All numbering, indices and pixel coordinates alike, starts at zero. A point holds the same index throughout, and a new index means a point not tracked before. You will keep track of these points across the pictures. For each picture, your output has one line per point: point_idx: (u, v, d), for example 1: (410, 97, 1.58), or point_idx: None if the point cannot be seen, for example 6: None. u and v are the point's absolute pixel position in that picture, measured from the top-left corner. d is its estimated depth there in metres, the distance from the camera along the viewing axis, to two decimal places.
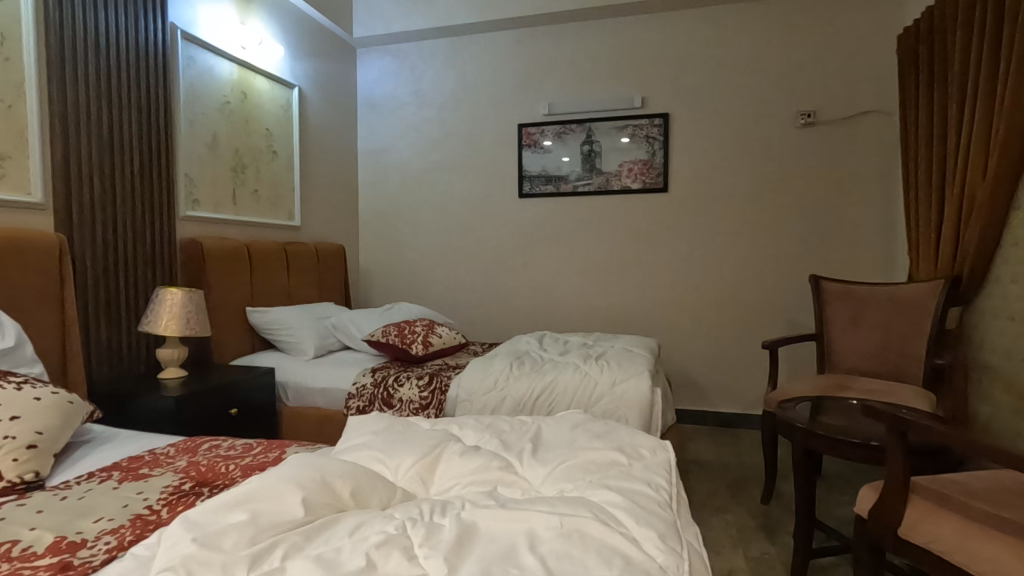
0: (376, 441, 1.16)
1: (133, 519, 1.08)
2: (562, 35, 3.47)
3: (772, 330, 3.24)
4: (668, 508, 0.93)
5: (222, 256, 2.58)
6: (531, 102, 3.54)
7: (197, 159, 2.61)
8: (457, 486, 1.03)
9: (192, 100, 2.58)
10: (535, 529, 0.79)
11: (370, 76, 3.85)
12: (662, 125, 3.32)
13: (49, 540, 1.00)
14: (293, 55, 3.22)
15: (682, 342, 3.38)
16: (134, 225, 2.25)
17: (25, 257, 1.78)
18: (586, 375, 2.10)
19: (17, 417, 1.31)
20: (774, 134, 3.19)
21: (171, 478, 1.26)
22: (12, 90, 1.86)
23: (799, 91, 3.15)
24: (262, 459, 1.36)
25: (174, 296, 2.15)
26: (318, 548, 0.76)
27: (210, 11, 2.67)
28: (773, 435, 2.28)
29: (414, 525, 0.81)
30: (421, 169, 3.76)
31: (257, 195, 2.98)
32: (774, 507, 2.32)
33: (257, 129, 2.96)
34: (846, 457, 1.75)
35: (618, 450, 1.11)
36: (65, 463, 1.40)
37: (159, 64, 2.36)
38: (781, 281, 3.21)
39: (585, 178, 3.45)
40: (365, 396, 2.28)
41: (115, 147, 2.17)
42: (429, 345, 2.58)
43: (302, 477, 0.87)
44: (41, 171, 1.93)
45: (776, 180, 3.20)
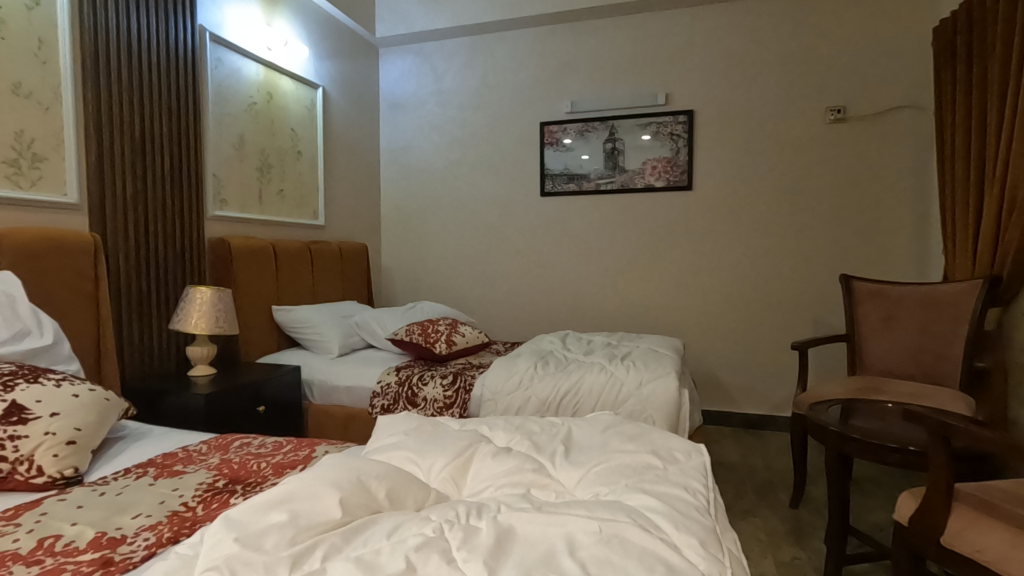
0: (407, 441, 1.16)
1: (170, 516, 1.10)
2: (586, 32, 3.44)
3: (800, 330, 3.18)
4: (707, 514, 0.91)
5: (249, 255, 2.60)
6: (553, 100, 3.52)
7: (224, 159, 2.64)
8: (491, 488, 1.03)
9: (220, 101, 2.61)
10: (574, 534, 0.78)
11: (392, 75, 3.86)
12: (686, 123, 3.27)
13: (91, 535, 1.02)
14: (317, 56, 3.25)
15: (707, 343, 3.33)
16: (165, 226, 2.29)
17: (62, 257, 1.83)
18: (612, 375, 2.08)
19: (57, 413, 1.34)
20: (802, 130, 3.13)
21: (205, 475, 1.28)
22: (49, 92, 1.90)
23: (828, 86, 3.08)
24: (292, 457, 1.38)
25: (203, 295, 2.18)
26: (358, 549, 0.75)
27: (238, 12, 2.70)
28: (803, 438, 2.23)
29: (451, 528, 0.80)
30: (443, 168, 3.77)
31: (282, 194, 3.02)
32: (803, 511, 2.27)
33: (283, 129, 3.00)
34: (883, 462, 1.70)
35: (652, 453, 1.09)
36: (102, 459, 1.43)
37: (188, 65, 2.40)
38: (809, 281, 3.15)
39: (608, 176, 3.43)
40: (390, 395, 2.29)
41: (147, 148, 2.21)
42: (452, 344, 2.58)
43: (339, 478, 0.87)
44: (76, 171, 1.97)
45: (805, 178, 3.14)
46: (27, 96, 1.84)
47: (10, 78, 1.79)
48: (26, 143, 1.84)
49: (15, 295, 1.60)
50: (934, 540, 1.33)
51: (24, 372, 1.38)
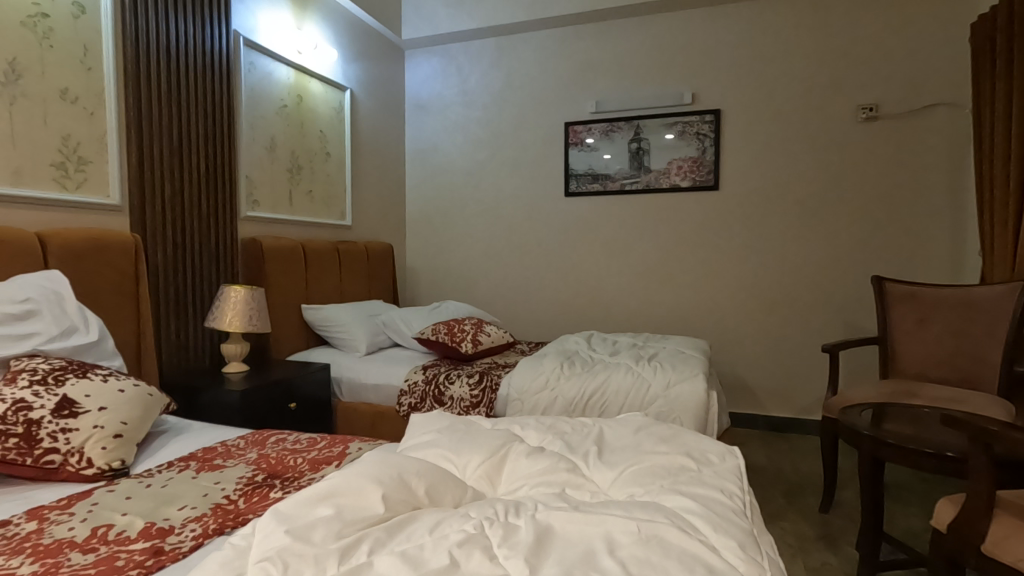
0: (442, 439, 1.18)
1: (214, 508, 1.14)
2: (611, 31, 3.43)
3: (829, 332, 3.13)
4: (744, 516, 0.91)
5: (279, 255, 2.66)
6: (578, 100, 3.52)
7: (257, 161, 2.71)
8: (526, 487, 1.04)
9: (253, 104, 2.67)
10: (613, 533, 0.79)
11: (417, 77, 3.90)
12: (713, 122, 3.24)
13: (141, 525, 1.06)
14: (345, 59, 3.30)
15: (734, 344, 3.29)
16: (200, 226, 2.35)
17: (106, 256, 1.89)
18: (639, 377, 2.08)
19: (104, 408, 1.39)
20: (833, 129, 3.08)
21: (244, 469, 1.32)
22: (94, 98, 1.97)
23: (860, 85, 3.02)
24: (327, 453, 1.41)
25: (237, 293, 2.24)
26: (402, 544, 0.77)
27: (270, 17, 2.76)
28: (834, 442, 2.20)
29: (492, 525, 0.82)
30: (467, 168, 3.80)
31: (311, 195, 3.07)
32: (833, 516, 2.24)
33: (312, 131, 3.05)
34: (918, 467, 1.67)
35: (686, 455, 1.09)
36: (146, 452, 1.49)
37: (223, 70, 2.46)
38: (839, 282, 3.10)
39: (633, 176, 3.41)
40: (417, 393, 2.32)
41: (184, 150, 2.27)
42: (478, 343, 2.60)
43: (381, 475, 0.89)
44: (118, 173, 2.04)
45: (835, 178, 3.09)
46: (74, 101, 1.91)
47: (57, 84, 1.86)
48: (72, 147, 1.91)
49: (64, 293, 1.66)
50: (974, 547, 1.30)
51: (73, 367, 1.44)
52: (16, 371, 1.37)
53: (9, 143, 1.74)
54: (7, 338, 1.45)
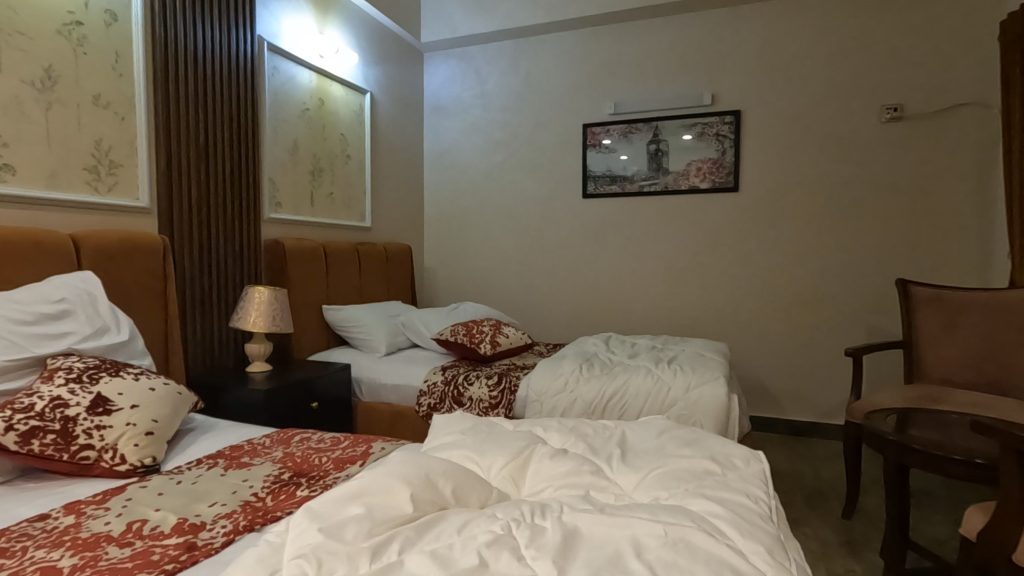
0: (466, 440, 1.19)
1: (243, 505, 1.16)
2: (631, 33, 3.43)
3: (851, 336, 3.09)
4: (771, 521, 0.90)
5: (301, 256, 2.70)
6: (596, 102, 3.52)
7: (280, 164, 2.75)
8: (550, 488, 1.05)
9: (277, 107, 2.72)
10: (639, 536, 0.80)
11: (436, 79, 3.93)
12: (733, 123, 3.22)
13: (174, 521, 1.09)
14: (366, 62, 3.34)
15: (754, 347, 3.26)
16: (225, 228, 2.40)
17: (136, 258, 1.94)
18: (659, 380, 2.07)
19: (136, 406, 1.43)
20: (856, 130, 3.04)
21: (271, 467, 1.35)
22: (125, 103, 2.02)
23: (884, 85, 2.98)
24: (351, 453, 1.43)
25: (261, 294, 2.28)
26: (431, 543, 0.79)
27: (294, 22, 2.80)
28: (857, 447, 2.18)
29: (519, 526, 0.83)
30: (485, 170, 3.82)
31: (332, 197, 3.12)
32: (856, 522, 2.21)
33: (333, 134, 3.09)
34: (945, 474, 1.65)
35: (710, 459, 1.09)
36: (175, 449, 1.52)
37: (248, 74, 2.50)
38: (862, 285, 3.06)
39: (651, 178, 3.40)
40: (436, 393, 2.34)
41: (210, 153, 2.31)
42: (497, 344, 2.61)
43: (409, 475, 0.90)
44: (147, 177, 2.09)
45: (858, 180, 3.05)
46: (106, 107, 1.96)
47: (90, 90, 1.91)
48: (104, 151, 1.96)
49: (96, 293, 1.71)
50: (1004, 556, 1.28)
51: (106, 366, 1.48)
52: (53, 369, 1.41)
53: (44, 148, 1.79)
54: (43, 337, 1.49)
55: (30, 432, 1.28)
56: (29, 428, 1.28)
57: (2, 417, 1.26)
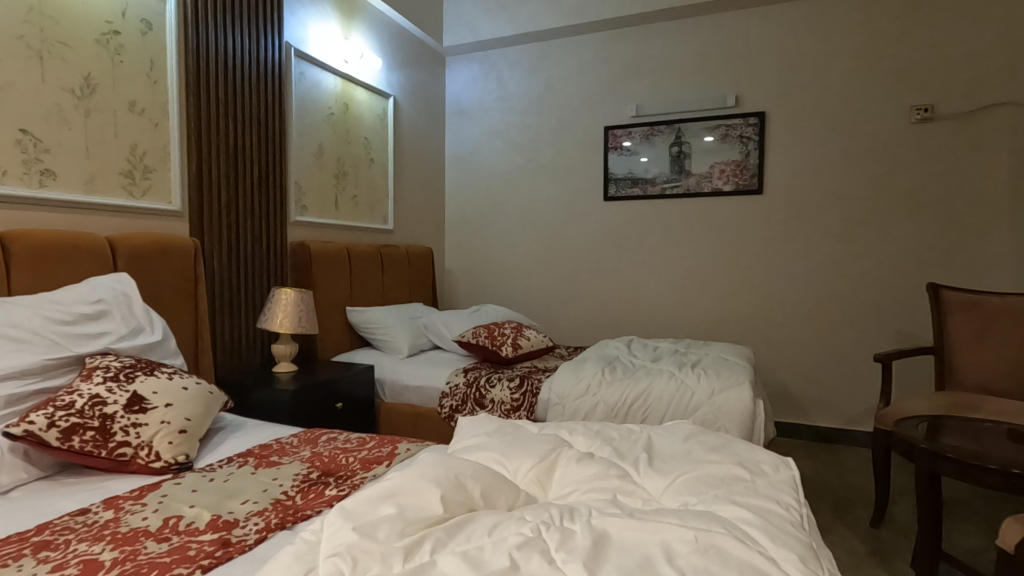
0: (492, 442, 1.20)
1: (274, 503, 1.18)
2: (653, 34, 3.41)
3: (879, 341, 3.03)
4: (802, 529, 0.89)
5: (326, 258, 2.74)
6: (618, 104, 3.51)
7: (305, 168, 2.80)
8: (577, 492, 1.05)
9: (303, 112, 2.77)
10: (669, 542, 0.79)
11: (458, 83, 3.96)
12: (757, 125, 3.18)
13: (208, 517, 1.12)
14: (389, 67, 3.38)
15: (778, 351, 3.22)
16: (252, 230, 2.45)
17: (168, 259, 1.99)
18: (683, 384, 2.06)
19: (170, 404, 1.47)
20: (884, 131, 2.98)
21: (300, 466, 1.37)
22: (159, 110, 2.08)
23: (914, 85, 2.92)
24: (377, 453, 1.45)
25: (287, 296, 2.32)
26: (462, 544, 0.80)
27: (320, 29, 2.84)
28: (887, 455, 2.14)
29: (548, 529, 0.83)
30: (506, 173, 3.83)
31: (356, 200, 3.16)
32: (885, 531, 2.17)
33: (357, 138, 3.13)
34: (980, 484, 1.60)
35: (738, 465, 1.08)
36: (207, 447, 1.56)
37: (275, 81, 2.55)
38: (891, 289, 3.00)
39: (674, 180, 3.38)
40: (458, 395, 2.36)
41: (239, 158, 2.36)
42: (518, 347, 2.62)
43: (438, 476, 0.92)
44: (179, 181, 2.14)
45: (886, 182, 2.99)
46: (141, 113, 2.02)
47: (127, 97, 1.97)
48: (139, 156, 2.01)
49: (131, 294, 1.75)
50: None
51: (141, 365, 1.52)
52: (91, 368, 1.45)
53: (83, 153, 1.85)
54: (82, 337, 1.54)
55: (70, 429, 1.32)
56: (69, 425, 1.32)
57: (44, 414, 1.31)
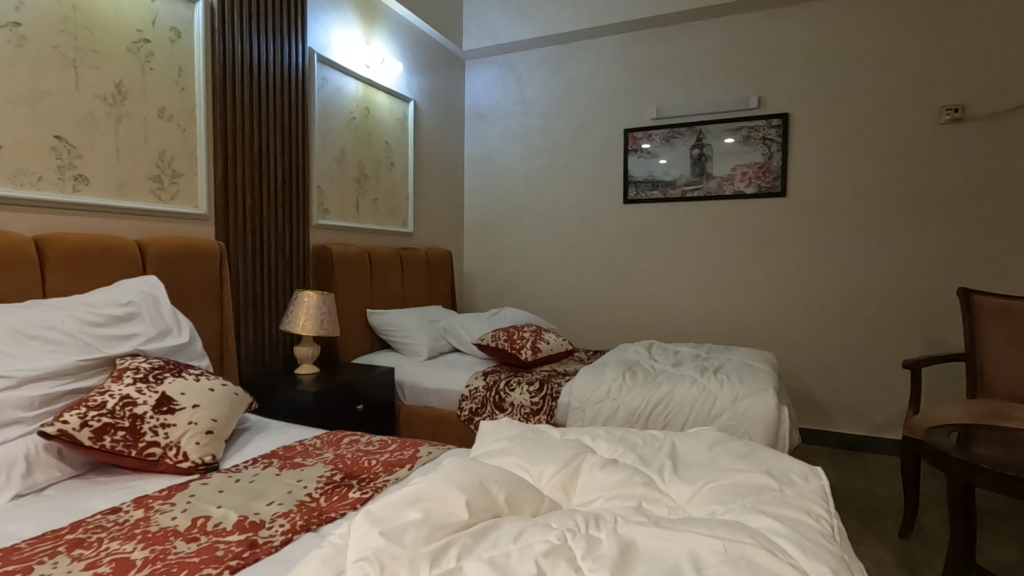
0: (515, 447, 1.20)
1: (299, 505, 1.20)
2: (674, 35, 3.39)
3: (907, 347, 2.96)
4: (834, 541, 0.87)
5: (347, 261, 2.77)
6: (638, 107, 3.49)
7: (328, 172, 2.84)
8: (601, 499, 1.05)
9: (325, 117, 2.80)
10: (698, 552, 0.78)
11: (477, 87, 3.98)
12: (781, 126, 3.14)
13: (235, 518, 1.13)
14: (410, 71, 3.41)
15: (802, 357, 3.17)
16: (276, 233, 2.48)
17: (194, 262, 2.03)
18: (705, 389, 2.03)
19: (197, 405, 1.49)
20: (912, 132, 2.92)
21: (323, 468, 1.39)
22: (187, 115, 2.12)
23: (943, 85, 2.85)
24: (399, 456, 1.46)
25: (310, 298, 2.34)
26: (488, 550, 0.80)
27: (343, 34, 2.88)
28: (916, 464, 2.08)
29: (574, 537, 0.83)
30: (525, 176, 3.83)
31: (376, 203, 3.18)
32: (914, 542, 2.11)
33: (378, 141, 3.16)
34: (1015, 496, 1.56)
35: (766, 473, 1.07)
36: (233, 448, 1.58)
37: (299, 86, 2.58)
38: (919, 294, 2.93)
39: (694, 183, 3.35)
40: (478, 398, 2.36)
41: (263, 162, 2.40)
42: (538, 351, 2.61)
43: (464, 481, 0.92)
44: (206, 185, 2.18)
45: (913, 184, 2.92)
46: (170, 118, 2.06)
47: (156, 103, 2.02)
48: (168, 161, 2.06)
49: (159, 297, 1.79)
50: None
51: (169, 367, 1.55)
52: (122, 369, 1.49)
53: (114, 159, 1.89)
54: (112, 338, 1.57)
55: (102, 428, 1.35)
56: (101, 425, 1.35)
57: (78, 413, 1.34)
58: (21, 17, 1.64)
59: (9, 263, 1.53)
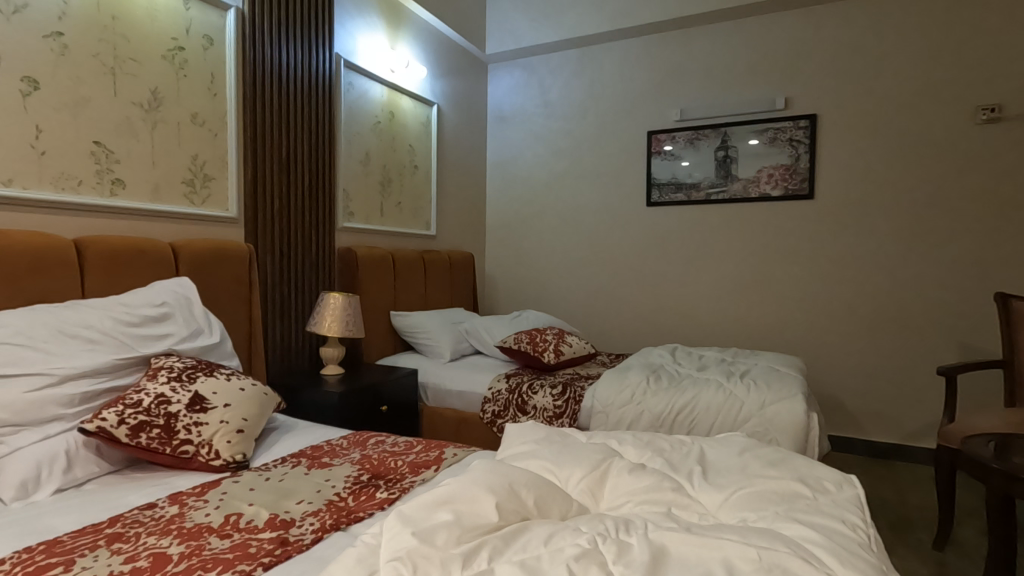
0: (542, 450, 1.20)
1: (328, 504, 1.21)
2: (699, 37, 3.36)
3: (940, 353, 2.88)
4: (871, 551, 0.85)
5: (372, 263, 2.80)
6: (662, 109, 3.47)
7: (353, 175, 2.87)
8: (630, 504, 1.04)
9: (351, 122, 2.84)
10: (731, 560, 0.77)
11: (499, 90, 3.99)
12: (808, 127, 3.09)
13: (266, 515, 1.15)
14: (434, 75, 3.44)
15: (830, 362, 3.10)
16: (303, 235, 2.52)
17: (225, 263, 2.07)
18: (731, 395, 2.00)
19: (229, 404, 1.52)
20: (946, 133, 2.85)
21: (350, 468, 1.40)
22: (218, 120, 2.17)
23: (979, 83, 2.78)
24: (425, 457, 1.47)
25: (335, 300, 2.37)
26: (519, 553, 0.80)
27: (368, 40, 2.92)
28: (951, 473, 2.02)
29: (605, 541, 0.82)
30: (547, 179, 3.83)
31: (400, 206, 3.22)
32: (949, 554, 2.05)
33: (402, 145, 3.20)
34: None
35: (799, 481, 1.05)
36: (262, 447, 1.61)
37: (325, 90, 2.62)
38: (953, 298, 2.85)
39: (719, 185, 3.31)
40: (501, 401, 2.36)
41: (291, 165, 2.45)
42: (560, 353, 2.60)
43: (493, 483, 0.92)
44: (236, 189, 2.23)
45: (948, 185, 2.85)
46: (202, 124, 2.11)
47: (190, 109, 2.07)
48: (200, 165, 2.11)
49: (192, 297, 1.83)
50: None
51: (201, 366, 1.59)
52: (157, 368, 1.52)
53: (149, 164, 1.94)
54: (147, 338, 1.61)
55: (138, 425, 1.38)
56: (137, 423, 1.38)
57: (116, 411, 1.37)
58: (64, 27, 1.70)
59: (51, 265, 1.58)
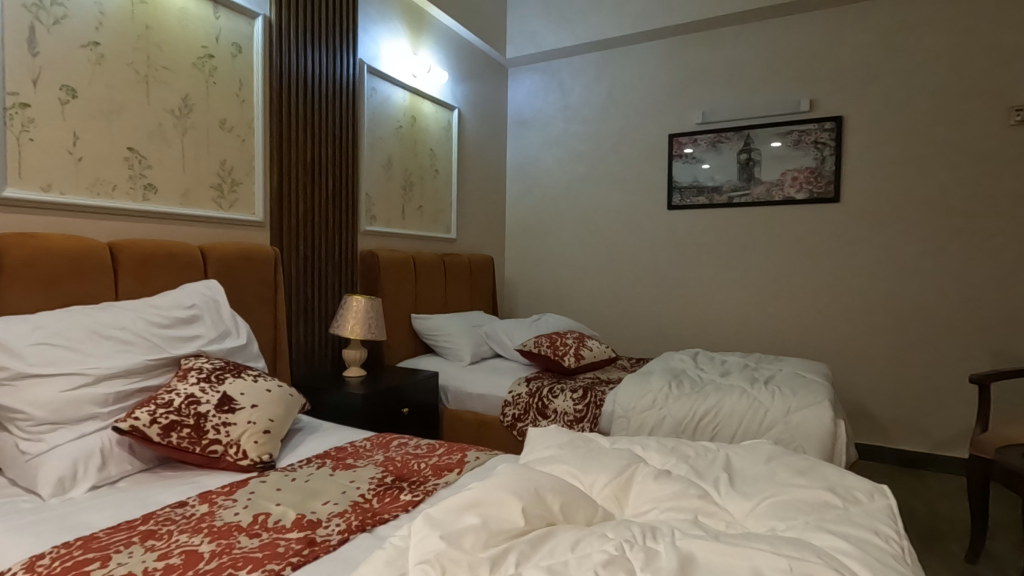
0: (566, 455, 1.20)
1: (353, 505, 1.23)
2: (721, 38, 3.33)
3: (972, 360, 2.81)
4: (904, 563, 0.84)
5: (393, 266, 2.83)
6: (683, 112, 3.45)
7: (375, 179, 2.91)
8: (656, 510, 1.03)
9: (374, 126, 2.88)
10: (761, 568, 0.76)
11: (520, 94, 4.00)
12: (834, 130, 3.04)
13: (293, 515, 1.17)
14: (455, 79, 3.46)
15: (856, 368, 3.05)
16: (326, 239, 2.56)
17: (251, 266, 2.11)
18: (755, 401, 1.98)
19: (256, 405, 1.55)
20: (978, 134, 2.78)
21: (374, 470, 1.42)
22: (246, 126, 2.21)
23: (1013, 83, 2.70)
24: (447, 460, 1.47)
25: (358, 303, 2.40)
26: (546, 559, 0.80)
27: (391, 46, 2.95)
28: (985, 484, 1.96)
29: (632, 548, 0.82)
30: (567, 182, 3.84)
31: (421, 210, 3.24)
32: (983, 567, 2.00)
33: (423, 149, 3.22)
34: None
35: (828, 490, 1.03)
36: (287, 447, 1.63)
37: (349, 96, 2.66)
38: (985, 304, 2.77)
39: (742, 189, 3.28)
40: (521, 404, 2.36)
41: (316, 170, 2.49)
42: (580, 357, 2.59)
43: (520, 488, 0.92)
44: (263, 194, 2.27)
45: (980, 187, 2.78)
46: (230, 130, 2.16)
47: (219, 116, 2.11)
48: (228, 170, 2.16)
49: (219, 300, 1.87)
50: None
51: (229, 367, 1.62)
52: (187, 368, 1.55)
53: (180, 169, 1.99)
54: (177, 339, 1.65)
55: (169, 425, 1.41)
56: (168, 422, 1.41)
57: (148, 410, 1.41)
58: (100, 37, 1.75)
59: (86, 268, 1.63)
